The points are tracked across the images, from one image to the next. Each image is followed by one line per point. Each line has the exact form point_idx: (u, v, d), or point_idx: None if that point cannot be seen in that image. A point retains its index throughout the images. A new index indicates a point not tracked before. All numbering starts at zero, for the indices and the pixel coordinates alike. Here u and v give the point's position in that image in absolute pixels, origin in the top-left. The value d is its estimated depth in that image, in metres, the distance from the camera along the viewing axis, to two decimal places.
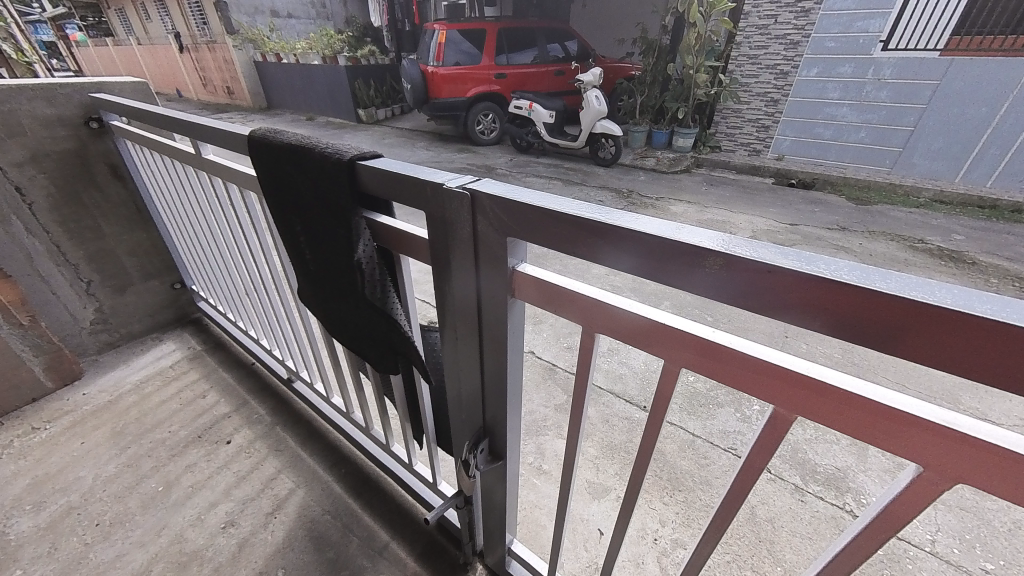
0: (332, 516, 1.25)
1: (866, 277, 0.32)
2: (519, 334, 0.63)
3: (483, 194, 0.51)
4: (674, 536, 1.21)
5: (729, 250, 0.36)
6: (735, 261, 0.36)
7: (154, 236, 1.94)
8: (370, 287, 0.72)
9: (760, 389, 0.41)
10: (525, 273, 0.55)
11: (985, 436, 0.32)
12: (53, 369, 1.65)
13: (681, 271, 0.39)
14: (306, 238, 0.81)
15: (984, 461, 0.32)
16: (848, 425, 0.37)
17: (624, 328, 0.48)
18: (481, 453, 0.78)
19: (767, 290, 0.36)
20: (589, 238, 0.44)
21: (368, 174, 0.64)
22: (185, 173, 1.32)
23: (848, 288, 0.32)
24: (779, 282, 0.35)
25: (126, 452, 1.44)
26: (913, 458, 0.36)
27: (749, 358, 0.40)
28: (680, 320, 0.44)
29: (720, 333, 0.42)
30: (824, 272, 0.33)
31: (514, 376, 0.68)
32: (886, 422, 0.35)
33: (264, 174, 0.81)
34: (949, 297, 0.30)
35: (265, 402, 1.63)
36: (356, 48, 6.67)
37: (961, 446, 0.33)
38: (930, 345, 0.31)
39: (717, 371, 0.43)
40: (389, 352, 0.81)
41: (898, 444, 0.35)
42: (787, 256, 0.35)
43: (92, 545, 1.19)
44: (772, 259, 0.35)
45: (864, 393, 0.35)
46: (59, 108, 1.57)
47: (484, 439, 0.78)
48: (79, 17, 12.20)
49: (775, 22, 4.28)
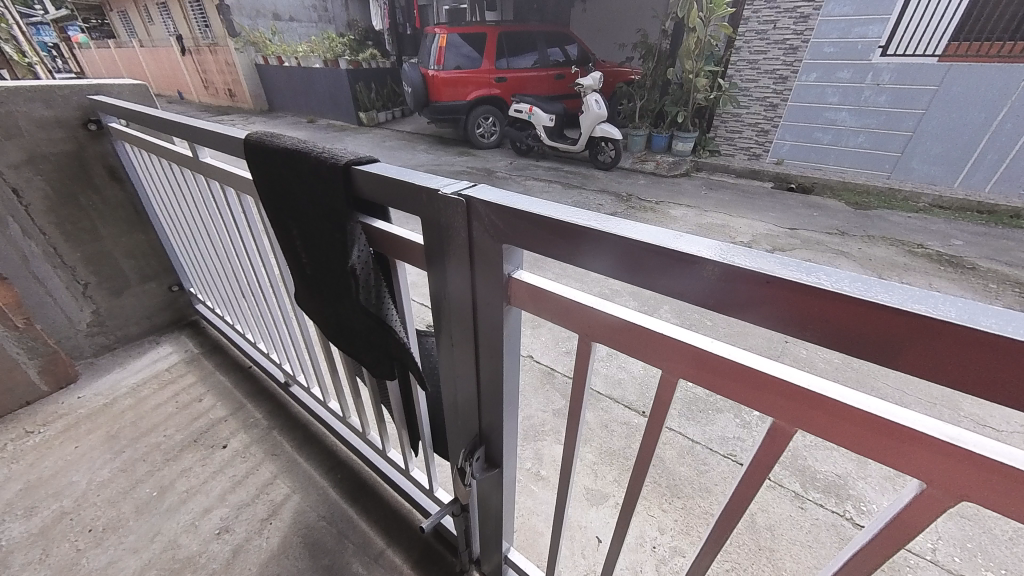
0: (328, 522, 1.24)
1: (865, 288, 0.31)
2: (515, 341, 0.62)
3: (479, 201, 0.50)
4: (673, 543, 1.19)
5: (726, 259, 0.36)
6: (733, 271, 0.35)
7: (151, 238, 1.93)
8: (365, 292, 0.71)
9: (754, 398, 0.40)
10: (521, 281, 0.54)
11: (990, 453, 0.31)
12: (48, 372, 1.64)
13: (674, 278, 0.39)
14: (302, 242, 0.80)
15: (990, 477, 0.31)
16: (851, 440, 0.36)
17: (621, 335, 0.48)
18: (478, 461, 0.76)
19: (765, 301, 0.35)
20: (584, 246, 0.44)
21: (363, 178, 0.64)
22: (183, 175, 1.32)
23: (847, 300, 0.31)
24: (775, 292, 0.34)
25: (121, 456, 1.43)
26: (914, 473, 0.35)
27: (746, 369, 0.39)
28: (676, 330, 0.43)
29: (718, 344, 0.41)
30: (820, 281, 0.33)
31: (513, 382, 0.67)
32: (887, 437, 0.34)
33: (260, 178, 0.81)
34: (951, 310, 0.29)
35: (260, 405, 1.62)
36: (357, 52, 6.70)
37: (966, 463, 0.32)
38: (933, 361, 0.30)
39: (715, 383, 0.43)
40: (385, 358, 0.80)
41: (901, 460, 0.34)
42: (786, 266, 0.34)
43: (85, 551, 1.18)
44: (769, 268, 0.34)
45: (866, 407, 0.35)
46: (57, 110, 1.57)
47: (481, 446, 0.76)
48: (83, 20, 12.29)
49: (774, 27, 4.31)
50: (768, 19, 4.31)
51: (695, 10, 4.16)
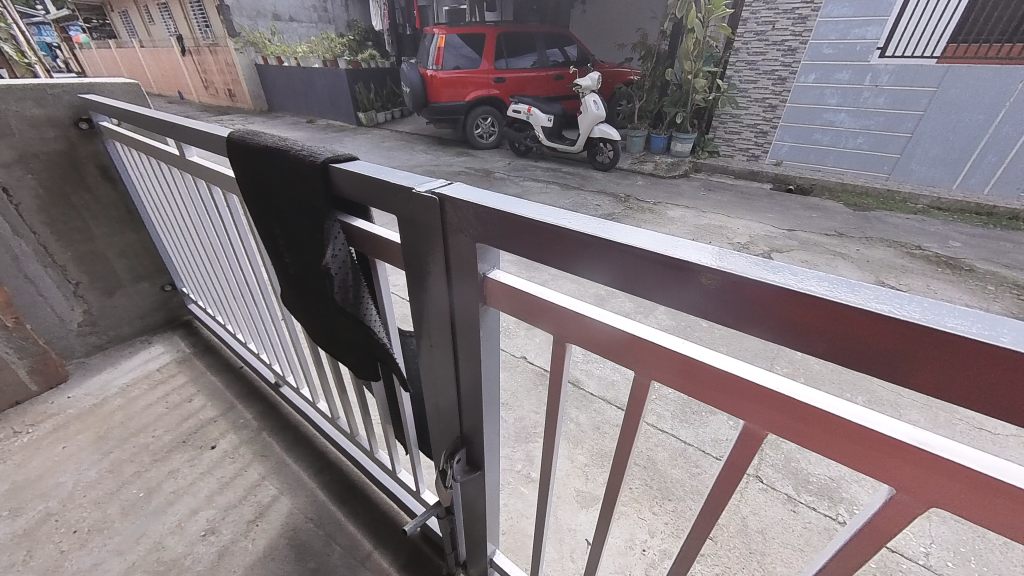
0: (316, 524, 1.23)
1: (840, 290, 0.31)
2: (494, 341, 0.61)
3: (452, 199, 0.50)
4: (663, 547, 1.18)
5: (720, 266, 0.34)
6: (726, 278, 0.34)
7: (144, 238, 1.92)
8: (342, 291, 0.69)
9: (740, 408, 0.39)
10: (498, 282, 0.53)
11: (984, 469, 0.29)
12: (38, 372, 1.63)
13: (664, 284, 0.37)
14: (285, 243, 0.79)
15: (984, 494, 0.30)
16: (837, 452, 0.35)
17: (602, 339, 0.46)
18: (459, 463, 0.75)
19: (757, 309, 0.34)
20: (558, 248, 0.43)
21: (341, 176, 0.63)
22: (172, 174, 1.32)
23: (841, 308, 0.30)
24: (770, 300, 0.33)
25: (109, 457, 1.43)
26: (902, 487, 0.33)
27: (732, 377, 0.38)
28: (661, 336, 0.42)
29: (704, 350, 0.40)
30: (813, 288, 0.31)
31: (495, 383, 0.66)
32: (875, 449, 0.33)
33: (242, 177, 0.81)
34: (918, 311, 0.29)
35: (251, 406, 1.61)
36: (357, 52, 6.71)
37: (960, 480, 0.30)
38: (905, 367, 0.29)
39: (700, 391, 0.41)
40: (367, 357, 0.79)
41: (890, 474, 0.33)
42: (779, 273, 0.33)
43: (68, 553, 1.17)
44: (757, 274, 0.33)
45: (854, 417, 0.33)
46: (49, 108, 1.56)
47: (462, 448, 0.75)
48: (86, 20, 12.34)
49: (773, 28, 4.31)
50: (767, 20, 4.30)
51: (694, 11, 4.14)
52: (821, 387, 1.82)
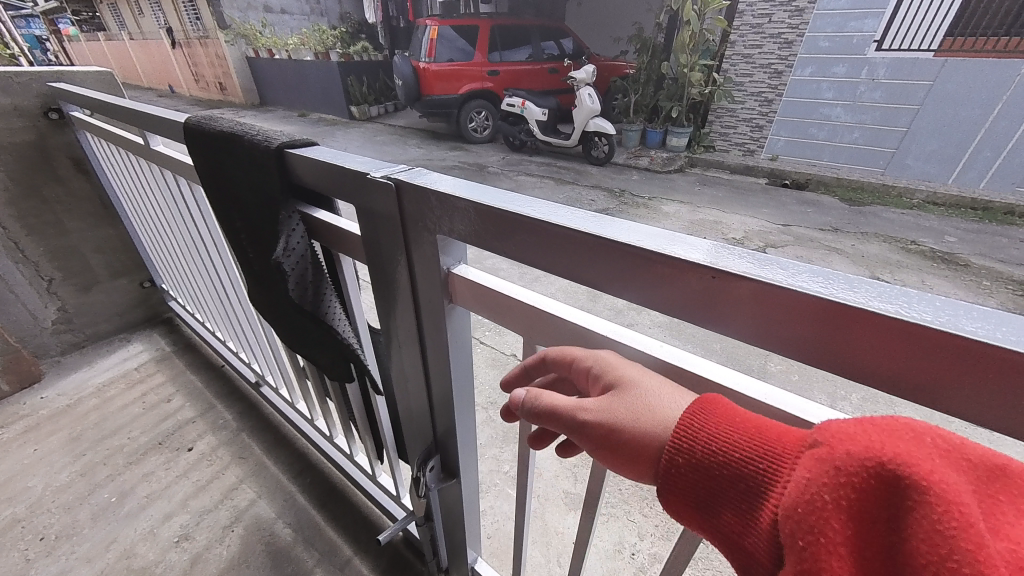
0: (293, 530, 1.18)
1: (839, 288, 0.27)
2: (464, 341, 0.57)
3: (408, 184, 0.46)
4: (652, 551, 1.15)
5: (717, 264, 0.30)
6: (724, 277, 0.29)
7: (121, 232, 1.85)
8: (298, 287, 0.63)
9: None
10: (462, 276, 0.49)
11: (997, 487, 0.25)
12: (9, 372, 1.58)
13: (649, 283, 0.33)
14: (247, 237, 0.74)
15: None
16: None
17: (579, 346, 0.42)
18: (432, 470, 0.70)
19: (753, 311, 0.29)
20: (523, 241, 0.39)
21: (297, 161, 0.58)
22: (142, 166, 1.28)
23: (848, 311, 0.26)
24: (768, 303, 0.28)
25: (81, 459, 1.38)
26: None
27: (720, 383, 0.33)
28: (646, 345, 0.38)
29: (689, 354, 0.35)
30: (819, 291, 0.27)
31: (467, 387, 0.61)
32: None
33: (201, 167, 0.76)
34: (905, 306, 0.25)
35: (231, 405, 1.56)
36: (349, 44, 6.57)
37: None
38: (880, 364, 0.26)
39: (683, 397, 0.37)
40: (335, 357, 0.74)
41: None
42: (779, 271, 0.29)
43: (34, 561, 1.12)
44: (756, 274, 0.29)
45: None
46: (17, 98, 1.50)
47: (436, 454, 0.70)
48: (73, 13, 12.06)
49: (770, 21, 4.20)
50: (763, 13, 4.19)
51: (690, 3, 4.07)
52: (815, 386, 1.80)
